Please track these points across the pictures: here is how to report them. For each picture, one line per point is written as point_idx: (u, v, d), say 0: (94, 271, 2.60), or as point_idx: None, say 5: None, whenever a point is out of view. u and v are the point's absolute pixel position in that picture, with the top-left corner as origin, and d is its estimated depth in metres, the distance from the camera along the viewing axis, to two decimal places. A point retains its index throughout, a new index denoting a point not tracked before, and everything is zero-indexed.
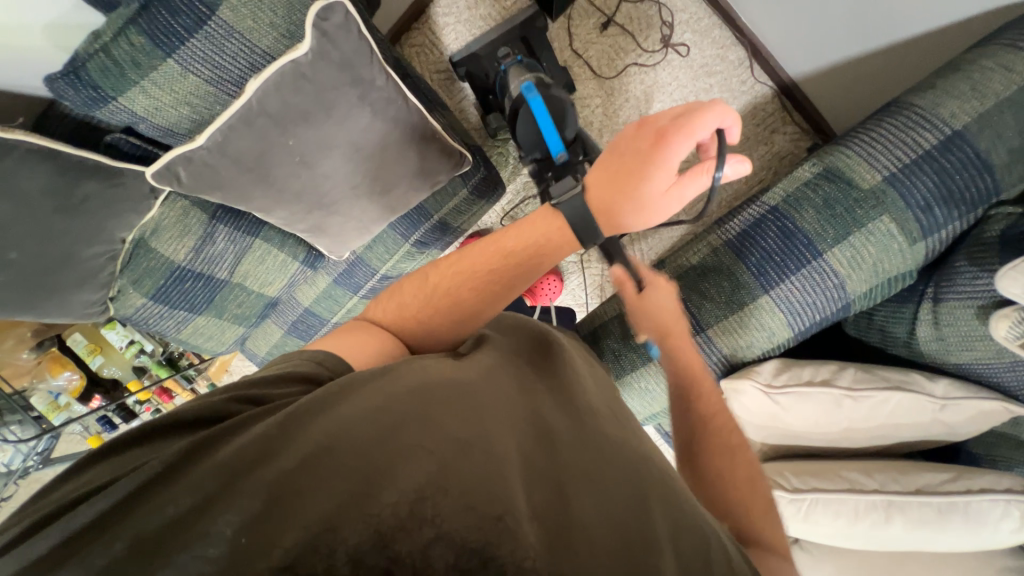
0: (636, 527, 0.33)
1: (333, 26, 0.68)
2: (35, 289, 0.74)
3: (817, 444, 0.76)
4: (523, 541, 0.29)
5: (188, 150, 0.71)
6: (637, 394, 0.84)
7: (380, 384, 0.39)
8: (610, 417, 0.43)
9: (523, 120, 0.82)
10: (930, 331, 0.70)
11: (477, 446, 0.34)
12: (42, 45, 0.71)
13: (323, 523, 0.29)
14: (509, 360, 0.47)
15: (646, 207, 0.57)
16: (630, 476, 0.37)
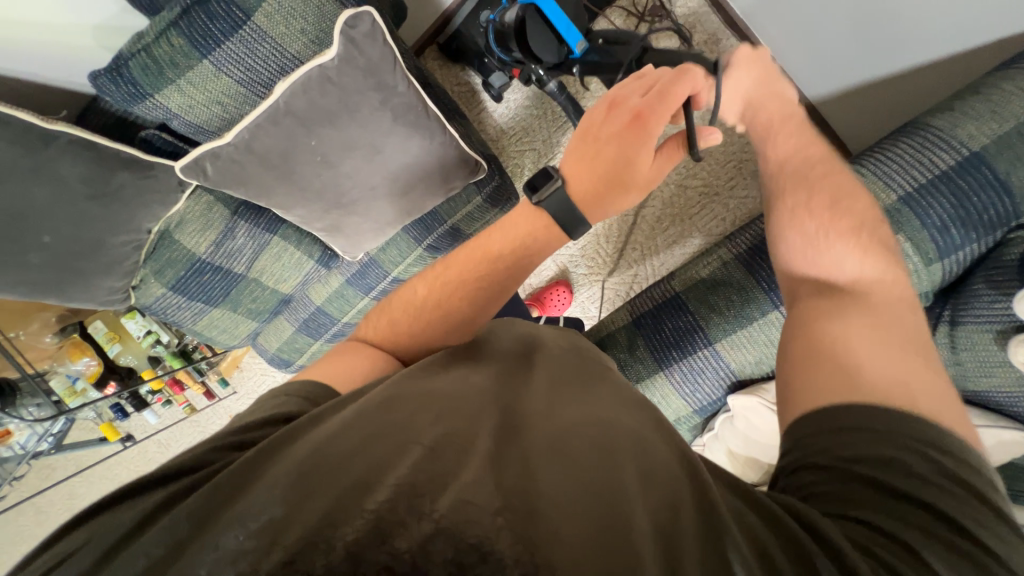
0: (614, 488, 0.31)
1: (360, 34, 0.72)
2: (65, 272, 0.78)
3: None
4: (512, 531, 0.27)
5: (216, 146, 0.74)
6: None
7: (356, 407, 0.38)
8: (583, 395, 0.42)
9: (534, 26, 0.83)
10: (947, 356, 0.68)
11: (471, 447, 0.33)
12: (90, 45, 0.76)
13: (320, 522, 0.27)
14: (487, 367, 0.46)
15: (630, 187, 0.58)
16: (604, 445, 0.34)
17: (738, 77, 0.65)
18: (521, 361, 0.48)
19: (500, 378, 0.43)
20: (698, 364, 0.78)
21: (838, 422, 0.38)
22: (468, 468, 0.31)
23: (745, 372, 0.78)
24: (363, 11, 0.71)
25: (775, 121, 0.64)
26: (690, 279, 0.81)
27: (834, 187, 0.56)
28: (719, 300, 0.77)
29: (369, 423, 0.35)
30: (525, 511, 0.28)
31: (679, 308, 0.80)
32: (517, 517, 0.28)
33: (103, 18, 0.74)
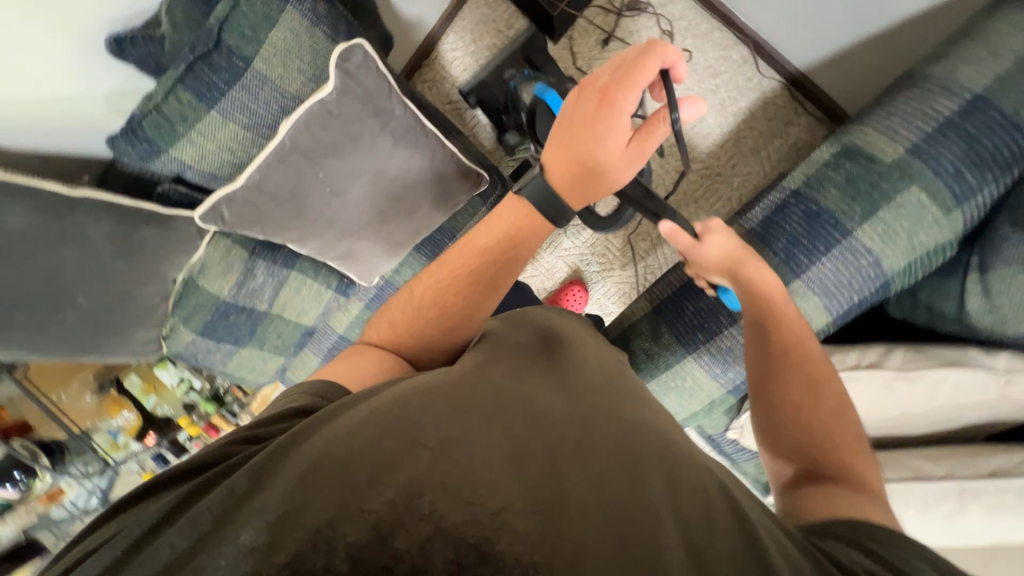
0: (632, 493, 0.31)
1: (353, 65, 0.75)
2: (99, 329, 0.81)
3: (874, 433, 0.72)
4: (522, 534, 0.28)
5: (230, 191, 0.77)
6: (673, 393, 0.83)
7: (368, 403, 0.38)
8: (610, 397, 0.42)
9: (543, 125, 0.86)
10: (981, 303, 0.65)
11: (483, 439, 0.33)
12: (105, 113, 0.80)
13: (324, 522, 0.28)
14: (508, 356, 0.46)
15: (608, 173, 0.59)
16: (623, 445, 0.35)
17: (712, 241, 0.70)
18: (547, 356, 0.47)
19: (520, 369, 0.43)
20: (725, 345, 0.77)
21: (869, 532, 0.38)
22: (480, 464, 0.31)
23: None
24: (354, 43, 0.74)
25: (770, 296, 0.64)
26: None
27: (825, 389, 0.55)
28: None
29: (383, 415, 0.35)
30: (546, 517, 0.29)
31: (697, 290, 0.80)
32: (531, 520, 0.28)
33: (114, 85, 0.78)
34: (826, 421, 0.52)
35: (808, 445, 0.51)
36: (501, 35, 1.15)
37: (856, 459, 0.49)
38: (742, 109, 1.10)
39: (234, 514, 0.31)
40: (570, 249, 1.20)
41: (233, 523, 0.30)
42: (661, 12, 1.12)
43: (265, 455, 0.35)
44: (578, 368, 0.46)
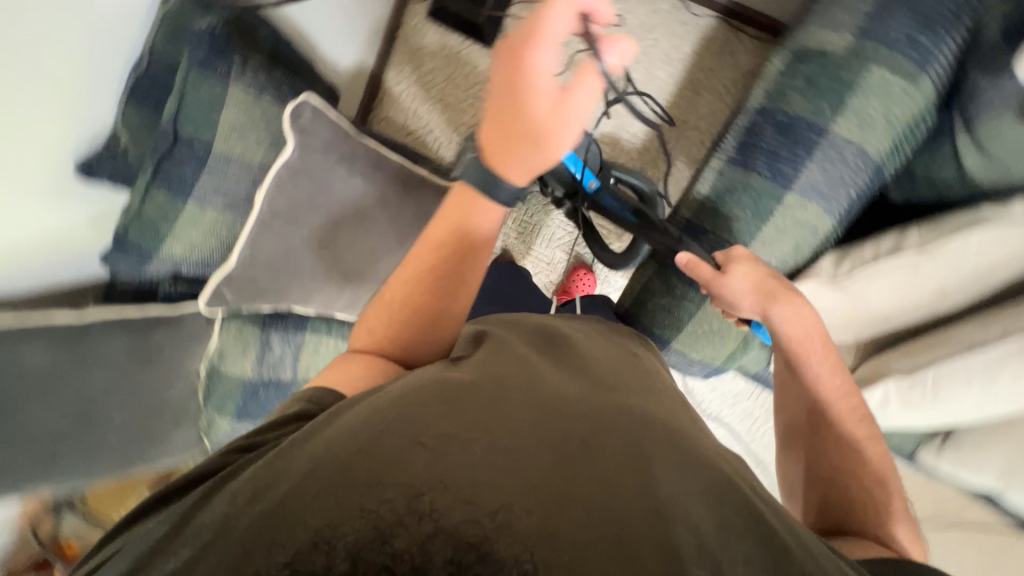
0: (636, 488, 0.31)
1: (307, 120, 0.77)
2: (138, 439, 0.83)
3: (915, 318, 0.71)
4: (523, 530, 0.28)
5: (226, 272, 0.79)
6: (706, 340, 0.82)
7: (365, 404, 0.38)
8: (616, 390, 0.42)
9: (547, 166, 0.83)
10: (976, 157, 0.64)
11: (486, 431, 0.33)
12: (91, 235, 0.83)
13: (324, 523, 0.28)
14: (509, 349, 0.46)
15: (534, 137, 0.51)
16: (629, 437, 0.35)
17: (737, 279, 0.67)
18: (559, 356, 0.48)
19: (525, 364, 0.43)
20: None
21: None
22: (480, 458, 0.31)
23: (790, 264, 0.76)
24: (302, 100, 0.76)
25: (811, 341, 0.63)
26: (694, 202, 0.80)
27: (864, 449, 0.59)
28: (729, 206, 0.76)
29: (381, 413, 0.35)
30: (547, 514, 0.29)
31: (696, 233, 0.79)
32: (531, 520, 0.28)
33: (94, 206, 0.81)
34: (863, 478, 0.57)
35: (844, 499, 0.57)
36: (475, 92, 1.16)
37: (891, 523, 0.54)
38: (687, 52, 1.10)
39: (236, 519, 0.31)
40: (565, 236, 1.20)
41: (237, 530, 0.30)
42: None
43: (267, 461, 0.35)
44: (588, 365, 0.46)
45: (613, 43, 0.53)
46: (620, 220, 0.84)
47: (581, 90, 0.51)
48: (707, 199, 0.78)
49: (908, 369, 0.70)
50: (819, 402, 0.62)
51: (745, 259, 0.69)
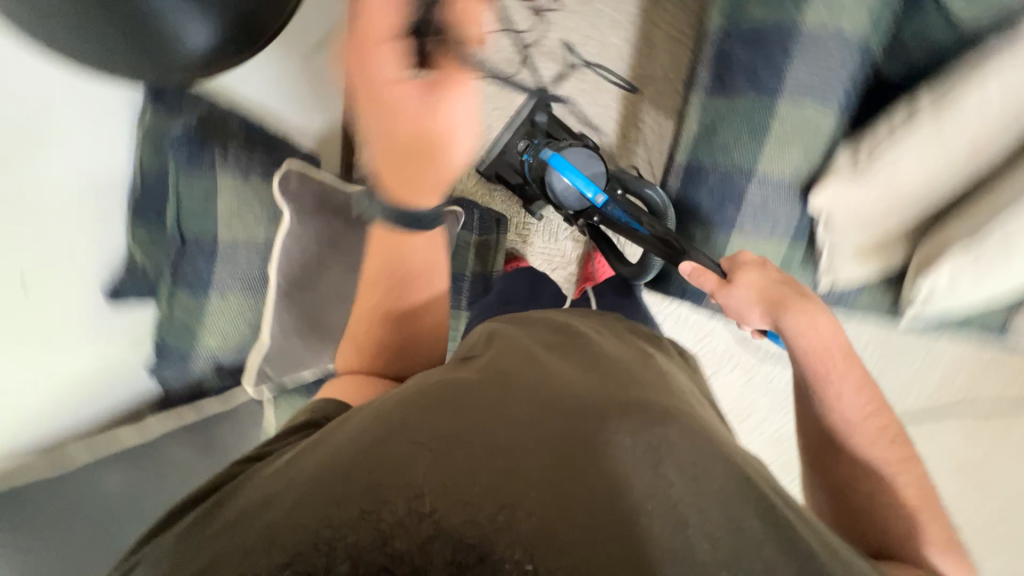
0: (620, 496, 0.35)
1: (295, 189, 0.79)
2: None
3: (957, 182, 0.67)
4: (517, 532, 0.32)
5: (263, 350, 0.82)
6: None
7: (368, 416, 0.43)
8: (610, 385, 0.47)
9: (553, 185, 0.81)
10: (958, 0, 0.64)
11: (495, 440, 0.37)
12: (133, 354, 0.86)
13: (326, 523, 0.32)
14: (510, 353, 0.51)
15: (442, 137, 0.59)
16: (619, 437, 0.39)
17: (743, 292, 0.68)
18: (562, 354, 0.52)
19: (530, 368, 0.48)
20: (755, 205, 0.75)
21: None
22: (487, 468, 0.35)
23: (806, 172, 0.73)
24: (286, 170, 0.78)
25: (834, 357, 0.64)
26: (687, 144, 0.79)
27: (899, 479, 0.60)
28: (723, 138, 0.75)
29: (382, 423, 0.40)
30: (541, 520, 0.32)
31: (699, 173, 0.78)
32: (527, 522, 0.32)
33: (128, 326, 0.84)
34: (896, 504, 0.59)
35: (878, 532, 0.58)
36: None
37: (926, 549, 0.56)
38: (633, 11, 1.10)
39: (251, 518, 0.36)
40: (571, 224, 1.19)
41: (241, 538, 0.35)
42: None
43: (280, 471, 0.40)
44: (591, 363, 0.51)
45: (471, 8, 0.61)
46: (630, 232, 0.80)
47: (459, 72, 0.60)
48: (699, 137, 0.76)
49: (969, 237, 0.64)
50: (844, 426, 0.63)
51: (750, 268, 0.70)
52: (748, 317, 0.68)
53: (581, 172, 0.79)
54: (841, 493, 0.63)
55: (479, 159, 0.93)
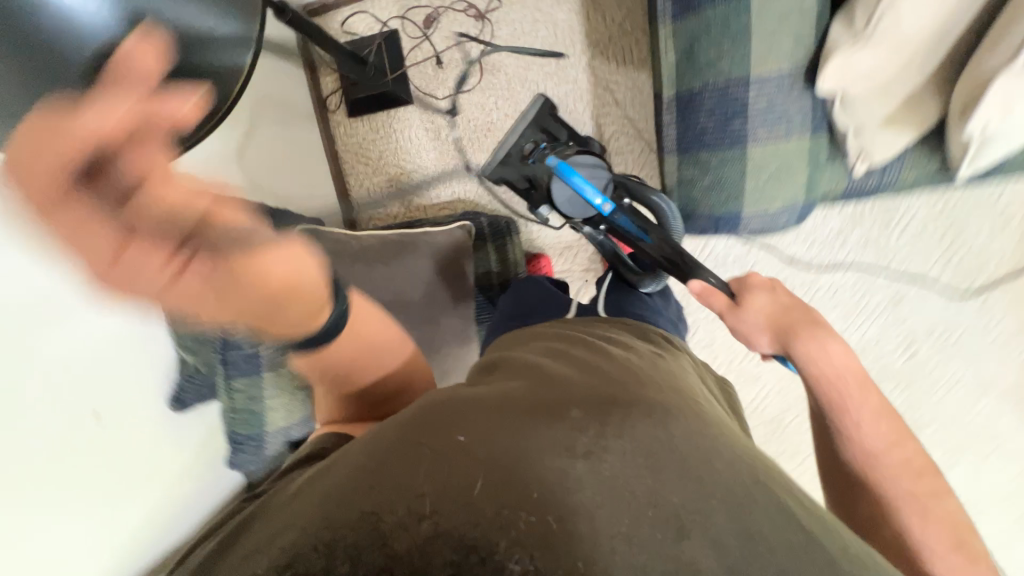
0: (569, 505, 0.50)
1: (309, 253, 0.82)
2: None
3: (965, 21, 0.72)
4: (495, 538, 0.47)
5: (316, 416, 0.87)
6: (773, 175, 0.92)
7: (380, 445, 0.61)
8: (585, 399, 0.64)
9: (559, 190, 1.06)
10: None
11: (525, 450, 0.55)
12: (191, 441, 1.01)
13: (339, 530, 0.49)
14: (510, 383, 0.70)
15: (266, 278, 0.58)
16: (590, 455, 0.55)
17: (753, 316, 0.93)
18: (570, 373, 0.72)
19: (549, 389, 0.67)
20: (763, 118, 0.89)
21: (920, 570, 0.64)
22: (524, 478, 0.52)
23: (797, 58, 0.86)
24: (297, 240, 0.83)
25: (857, 376, 0.81)
26: (678, 73, 0.93)
27: (937, 504, 0.71)
28: (704, 57, 0.89)
29: (394, 448, 0.58)
30: (509, 523, 0.48)
31: (695, 96, 0.92)
32: (505, 529, 0.47)
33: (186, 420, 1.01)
34: (924, 517, 0.70)
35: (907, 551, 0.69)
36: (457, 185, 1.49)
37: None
38: None
39: (281, 532, 0.53)
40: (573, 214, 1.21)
41: (261, 554, 0.51)
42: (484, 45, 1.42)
43: (309, 497, 0.58)
44: (596, 380, 0.70)
45: (162, 90, 0.52)
46: (634, 239, 1.04)
47: (248, 255, 0.56)
48: (682, 68, 0.92)
49: (1000, 62, 0.68)
50: (872, 459, 0.75)
51: (759, 296, 0.94)
52: (761, 338, 0.91)
53: (588, 184, 1.04)
54: (867, 510, 0.75)
55: (484, 165, 1.12)
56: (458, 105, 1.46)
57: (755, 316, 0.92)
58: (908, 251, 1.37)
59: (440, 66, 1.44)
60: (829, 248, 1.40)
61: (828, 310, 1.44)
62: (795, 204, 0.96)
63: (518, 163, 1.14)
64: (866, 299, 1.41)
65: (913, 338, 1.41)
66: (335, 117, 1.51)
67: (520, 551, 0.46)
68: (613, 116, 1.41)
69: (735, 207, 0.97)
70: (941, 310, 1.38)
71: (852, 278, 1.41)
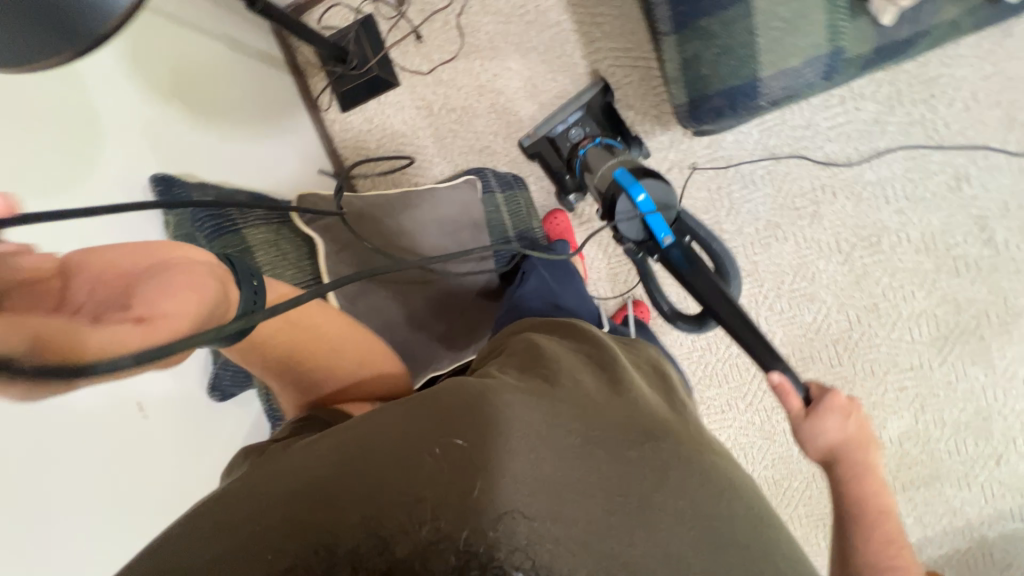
0: (573, 525, 0.58)
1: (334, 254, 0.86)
2: None
3: None
4: (496, 551, 0.55)
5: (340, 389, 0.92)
6: (787, 33, 0.85)
7: (383, 433, 0.66)
8: (613, 420, 0.69)
9: (622, 202, 1.05)
10: None
11: (566, 480, 0.61)
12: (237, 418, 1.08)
13: (351, 528, 0.56)
14: (535, 380, 0.74)
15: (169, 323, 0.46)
16: (610, 489, 0.61)
17: (831, 421, 0.76)
18: (596, 385, 0.77)
19: (590, 409, 0.70)
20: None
21: None
22: (561, 515, 0.58)
23: None
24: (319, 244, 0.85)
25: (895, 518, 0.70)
26: None
27: None
28: None
29: (406, 441, 0.64)
30: (514, 537, 0.56)
31: None
32: (506, 544, 0.55)
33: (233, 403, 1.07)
34: None
35: None
36: (454, 157, 1.47)
37: None
38: None
39: (279, 519, 0.58)
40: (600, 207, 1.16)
41: (263, 542, 0.57)
42: (462, 10, 1.40)
43: (302, 480, 0.63)
44: (627, 406, 0.73)
45: None
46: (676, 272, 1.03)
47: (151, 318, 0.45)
48: None
49: None
50: None
51: (845, 409, 0.76)
52: (815, 448, 0.77)
53: (656, 214, 1.03)
54: None
55: (530, 137, 1.36)
56: (445, 75, 1.44)
57: (828, 429, 0.76)
58: (962, 123, 1.22)
59: (421, 41, 1.43)
60: (868, 139, 1.28)
61: (880, 207, 1.31)
62: (819, 57, 0.87)
63: (564, 144, 1.32)
64: (923, 187, 1.27)
65: (986, 218, 1.26)
66: (329, 116, 1.52)
67: (518, 557, 0.55)
68: (604, 51, 1.35)
69: (749, 74, 0.88)
70: (1013, 182, 1.23)
71: (902, 167, 1.28)
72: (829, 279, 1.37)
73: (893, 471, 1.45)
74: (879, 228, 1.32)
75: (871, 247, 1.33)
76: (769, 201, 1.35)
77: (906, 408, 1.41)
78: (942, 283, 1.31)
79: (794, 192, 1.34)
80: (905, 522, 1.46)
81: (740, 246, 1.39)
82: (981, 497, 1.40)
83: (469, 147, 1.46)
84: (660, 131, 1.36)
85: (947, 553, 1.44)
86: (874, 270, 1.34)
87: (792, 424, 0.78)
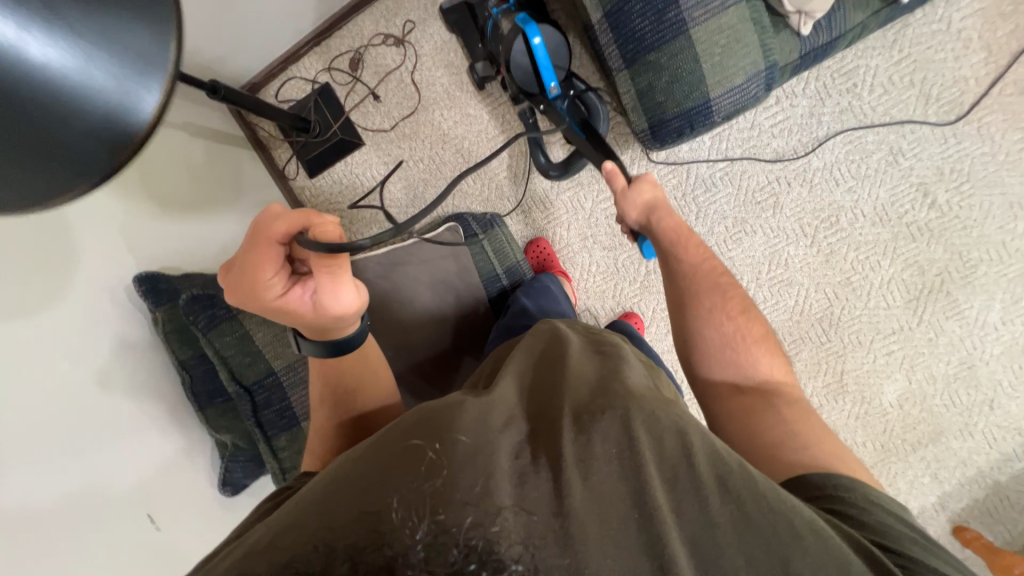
0: (568, 510, 0.48)
1: None
2: None
3: None
4: (496, 540, 0.45)
5: None
6: (726, 55, 0.85)
7: (381, 439, 0.58)
8: (603, 393, 0.61)
9: (522, 46, 1.12)
10: None
11: (559, 460, 0.52)
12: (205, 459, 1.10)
13: (347, 533, 0.46)
14: (520, 376, 0.69)
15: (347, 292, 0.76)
16: (599, 456, 0.53)
17: (636, 191, 0.94)
18: (584, 369, 0.71)
19: (577, 387, 0.64)
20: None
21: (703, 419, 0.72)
22: (555, 496, 0.49)
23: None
24: None
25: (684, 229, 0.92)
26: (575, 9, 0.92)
27: (732, 289, 0.85)
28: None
29: (403, 437, 0.55)
30: (514, 532, 0.46)
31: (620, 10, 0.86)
32: (503, 539, 0.45)
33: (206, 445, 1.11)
34: (727, 308, 0.83)
35: (711, 350, 0.81)
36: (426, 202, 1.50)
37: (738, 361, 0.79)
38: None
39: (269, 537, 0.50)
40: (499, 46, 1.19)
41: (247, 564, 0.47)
42: (413, 66, 1.46)
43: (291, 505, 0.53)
44: (616, 381, 0.66)
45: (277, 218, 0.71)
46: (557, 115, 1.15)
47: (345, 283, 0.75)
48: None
49: None
50: (693, 275, 0.87)
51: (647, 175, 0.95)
52: (631, 212, 0.95)
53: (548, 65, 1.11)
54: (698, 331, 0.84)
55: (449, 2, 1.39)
56: (407, 128, 1.48)
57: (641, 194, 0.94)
58: (885, 105, 1.35)
59: (379, 101, 1.48)
60: (808, 130, 1.39)
61: (832, 189, 1.40)
62: (759, 70, 0.88)
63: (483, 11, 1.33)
64: (865, 165, 1.38)
65: (925, 183, 1.37)
66: (298, 183, 1.53)
67: (519, 550, 0.45)
68: None
69: (701, 95, 0.87)
70: (941, 149, 1.35)
71: (843, 151, 1.39)
72: (801, 262, 1.45)
73: (900, 434, 1.50)
74: (835, 208, 1.41)
75: (831, 227, 1.42)
76: (731, 199, 1.44)
77: (897, 371, 1.47)
78: (903, 248, 1.41)
79: (753, 187, 1.43)
80: (923, 482, 1.50)
81: (714, 245, 1.46)
82: (984, 443, 1.46)
83: (438, 190, 1.49)
84: (619, 151, 1.44)
85: (967, 504, 1.48)
86: (839, 247, 1.43)
87: (618, 198, 0.95)
